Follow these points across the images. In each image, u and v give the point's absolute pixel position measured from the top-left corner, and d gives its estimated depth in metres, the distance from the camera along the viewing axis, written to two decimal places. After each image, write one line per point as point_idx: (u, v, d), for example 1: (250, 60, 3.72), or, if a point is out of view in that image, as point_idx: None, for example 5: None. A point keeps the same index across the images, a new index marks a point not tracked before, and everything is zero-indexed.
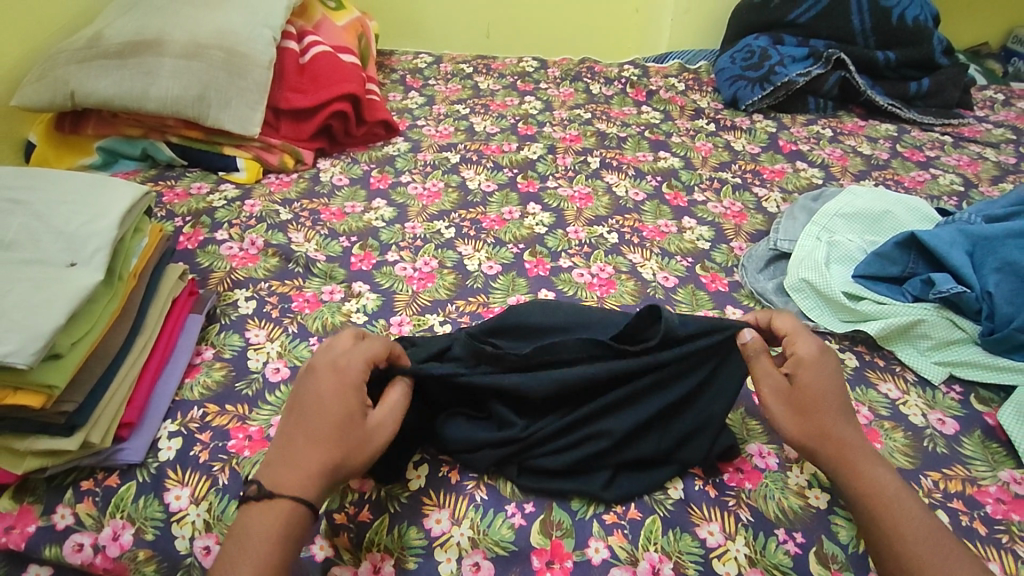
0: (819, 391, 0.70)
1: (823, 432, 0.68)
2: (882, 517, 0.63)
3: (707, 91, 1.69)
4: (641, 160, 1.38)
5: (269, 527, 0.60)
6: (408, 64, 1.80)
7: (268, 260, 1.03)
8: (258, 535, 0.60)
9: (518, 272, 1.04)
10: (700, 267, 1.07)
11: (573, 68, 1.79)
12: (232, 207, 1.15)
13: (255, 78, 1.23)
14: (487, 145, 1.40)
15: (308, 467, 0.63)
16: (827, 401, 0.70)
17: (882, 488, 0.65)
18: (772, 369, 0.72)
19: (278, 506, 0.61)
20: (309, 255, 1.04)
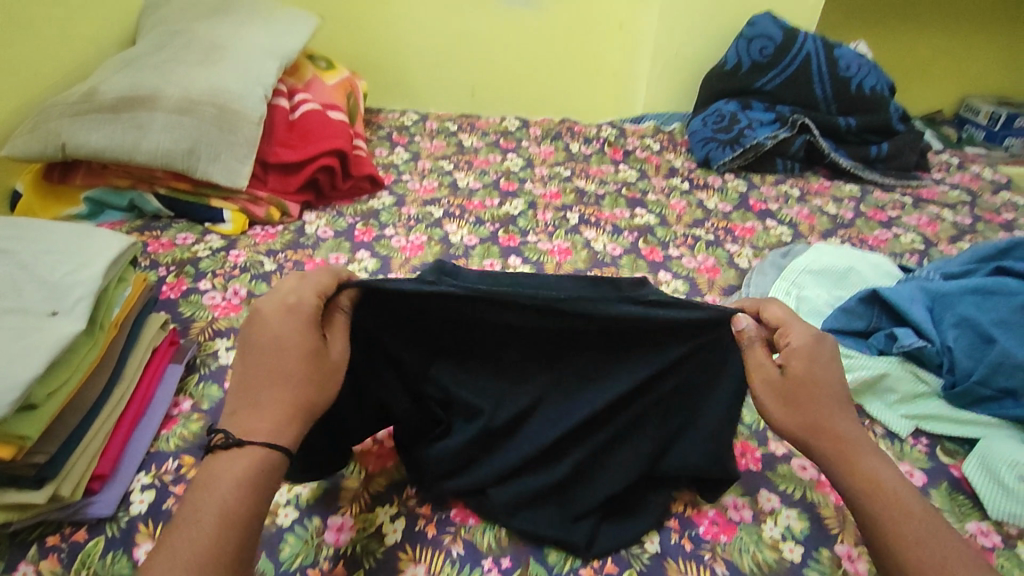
0: (812, 381, 0.71)
1: (817, 424, 0.69)
2: (877, 512, 0.63)
3: (681, 151, 1.78)
4: (618, 216, 1.43)
5: (232, 477, 0.60)
6: (395, 121, 1.87)
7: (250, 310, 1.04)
8: (221, 486, 0.59)
9: None
10: None
11: (554, 127, 1.86)
12: (217, 257, 1.17)
13: (245, 133, 1.27)
14: (470, 200, 1.45)
15: (277, 407, 0.64)
16: (822, 392, 0.70)
17: (881, 481, 0.65)
18: (764, 360, 0.73)
19: (242, 456, 0.61)
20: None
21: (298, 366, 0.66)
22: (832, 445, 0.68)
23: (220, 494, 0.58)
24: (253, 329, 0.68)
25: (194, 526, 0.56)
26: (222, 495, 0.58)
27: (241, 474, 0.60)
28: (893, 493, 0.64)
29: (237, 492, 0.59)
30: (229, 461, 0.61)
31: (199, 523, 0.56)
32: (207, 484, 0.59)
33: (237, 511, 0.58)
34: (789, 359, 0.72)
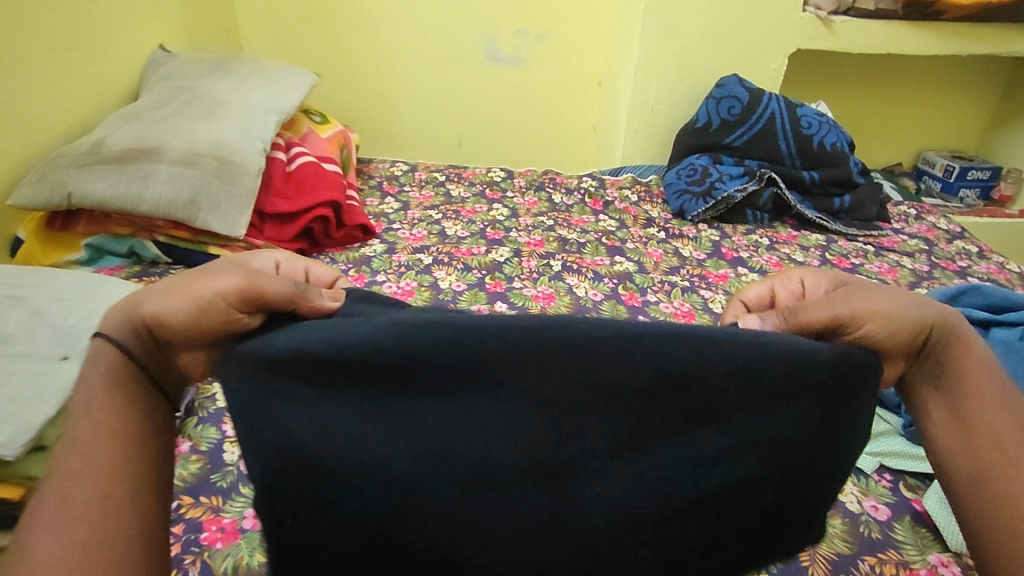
0: (861, 303, 0.61)
1: (887, 330, 0.61)
2: (968, 379, 0.64)
3: (657, 202, 1.88)
4: (599, 264, 1.51)
5: (98, 380, 0.60)
6: (385, 171, 1.95)
7: None
8: (94, 382, 0.60)
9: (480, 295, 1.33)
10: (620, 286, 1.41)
11: (537, 178, 1.96)
12: None
13: (244, 185, 1.33)
14: (458, 248, 1.52)
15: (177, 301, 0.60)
16: (874, 303, 0.62)
17: (972, 355, 0.65)
18: (816, 304, 0.61)
19: (106, 351, 0.61)
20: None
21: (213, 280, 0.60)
22: (929, 343, 0.64)
23: (98, 385, 0.60)
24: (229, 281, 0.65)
25: (82, 421, 0.58)
26: (90, 390, 0.59)
27: (106, 369, 0.60)
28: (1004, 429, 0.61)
29: (102, 381, 0.60)
30: (93, 358, 0.62)
31: (81, 424, 0.57)
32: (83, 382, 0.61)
33: (112, 403, 0.59)
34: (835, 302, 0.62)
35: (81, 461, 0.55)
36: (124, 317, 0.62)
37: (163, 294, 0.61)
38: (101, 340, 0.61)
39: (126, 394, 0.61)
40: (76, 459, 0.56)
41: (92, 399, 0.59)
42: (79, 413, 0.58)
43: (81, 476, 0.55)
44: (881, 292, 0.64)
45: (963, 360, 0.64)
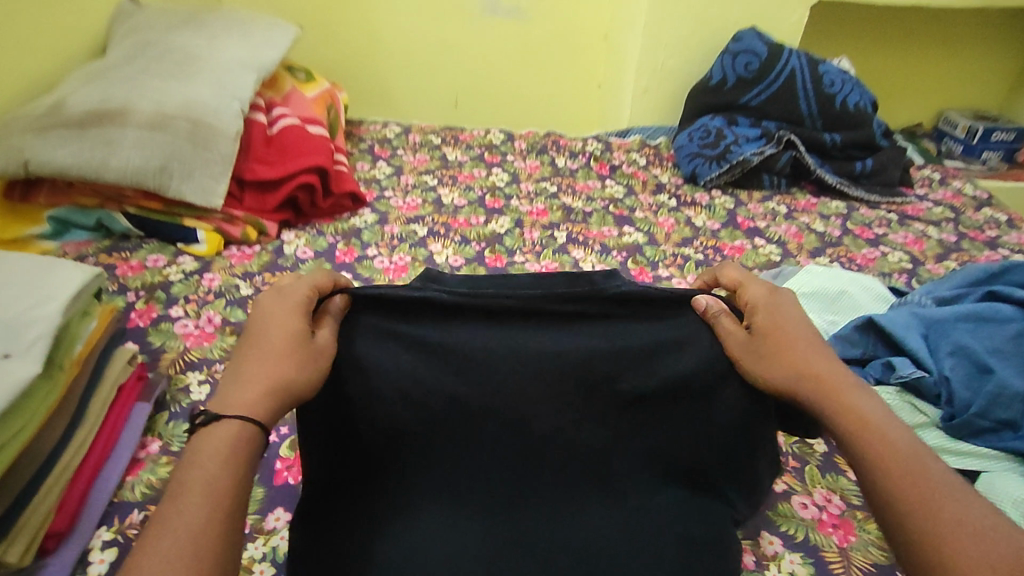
0: (782, 333, 0.71)
1: (800, 369, 0.69)
2: (861, 425, 0.65)
3: (667, 166, 1.76)
4: (607, 235, 1.41)
5: (216, 462, 0.57)
6: (377, 133, 1.82)
7: (225, 339, 0.98)
8: (204, 461, 0.57)
9: (478, 264, 1.28)
10: (631, 262, 1.33)
11: (539, 140, 1.83)
12: (190, 280, 1.11)
13: (220, 149, 1.21)
14: (455, 218, 1.42)
15: (263, 380, 0.63)
16: (789, 334, 0.71)
17: (865, 410, 0.66)
18: (736, 328, 0.71)
19: (239, 433, 0.59)
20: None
21: (285, 344, 0.65)
22: (813, 394, 0.68)
23: (207, 470, 0.56)
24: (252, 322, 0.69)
25: (185, 498, 0.54)
26: (202, 474, 0.56)
27: (224, 448, 0.58)
28: (895, 445, 0.63)
29: (222, 464, 0.57)
30: (208, 438, 0.58)
31: (186, 501, 0.54)
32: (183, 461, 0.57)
33: (224, 484, 0.56)
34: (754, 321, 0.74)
35: (171, 539, 0.51)
36: (256, 403, 0.61)
37: (285, 363, 0.63)
38: (233, 422, 0.59)
39: (241, 476, 0.57)
40: (174, 545, 0.51)
41: (200, 480, 0.55)
42: (184, 492, 0.54)
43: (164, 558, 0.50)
44: (815, 332, 0.73)
45: (844, 408, 0.67)
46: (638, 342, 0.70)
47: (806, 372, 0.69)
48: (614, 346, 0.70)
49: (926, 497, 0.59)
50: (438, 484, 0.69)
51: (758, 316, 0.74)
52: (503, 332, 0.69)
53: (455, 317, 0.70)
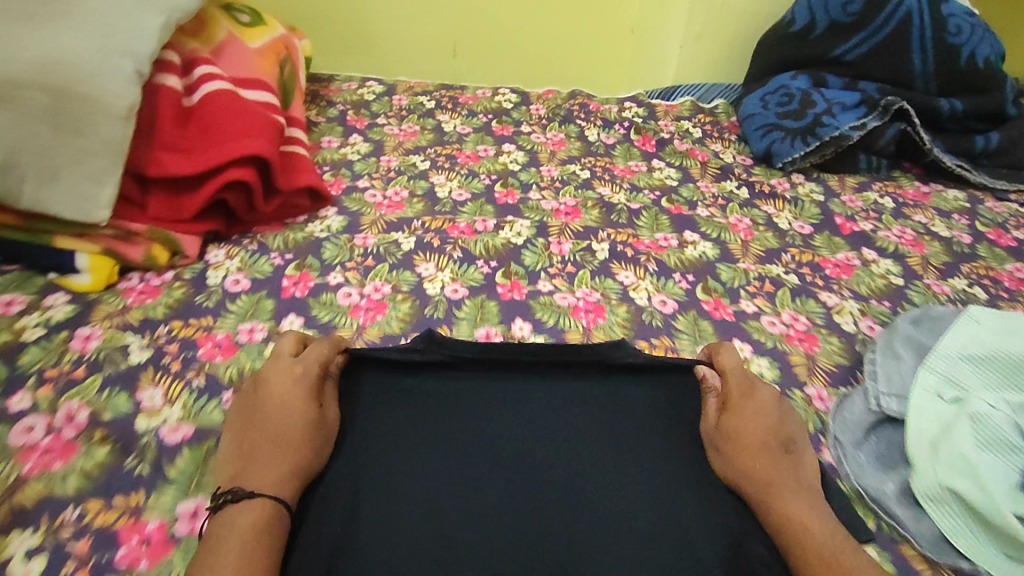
0: (751, 413, 0.74)
1: (753, 470, 0.69)
2: (785, 524, 0.65)
3: (730, 140, 1.35)
4: (663, 247, 1.03)
5: (247, 542, 0.59)
6: (352, 95, 1.42)
7: (93, 452, 0.67)
8: (234, 548, 0.58)
9: (488, 297, 0.92)
10: (702, 290, 0.97)
11: (561, 104, 1.42)
12: (55, 341, 0.77)
13: (101, 134, 0.83)
14: (454, 222, 1.04)
15: (282, 465, 0.65)
16: (759, 419, 0.74)
17: (790, 512, 0.66)
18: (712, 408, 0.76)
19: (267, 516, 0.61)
20: (161, 436, 0.70)
21: (302, 421, 0.69)
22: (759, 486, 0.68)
23: (240, 546, 0.58)
24: (260, 396, 0.72)
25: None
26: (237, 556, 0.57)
27: (253, 529, 0.60)
28: (815, 536, 0.64)
29: (256, 544, 0.59)
30: (238, 519, 0.60)
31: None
32: (219, 541, 0.59)
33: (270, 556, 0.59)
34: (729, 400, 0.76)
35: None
36: (285, 483, 0.64)
37: (300, 447, 0.67)
38: (262, 505, 0.61)
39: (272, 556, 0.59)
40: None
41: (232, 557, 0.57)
42: (222, 568, 0.56)
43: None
44: (778, 403, 0.77)
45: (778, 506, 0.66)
46: (608, 397, 0.77)
47: (747, 471, 0.69)
48: (583, 393, 0.78)
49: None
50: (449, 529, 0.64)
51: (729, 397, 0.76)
52: (488, 384, 0.78)
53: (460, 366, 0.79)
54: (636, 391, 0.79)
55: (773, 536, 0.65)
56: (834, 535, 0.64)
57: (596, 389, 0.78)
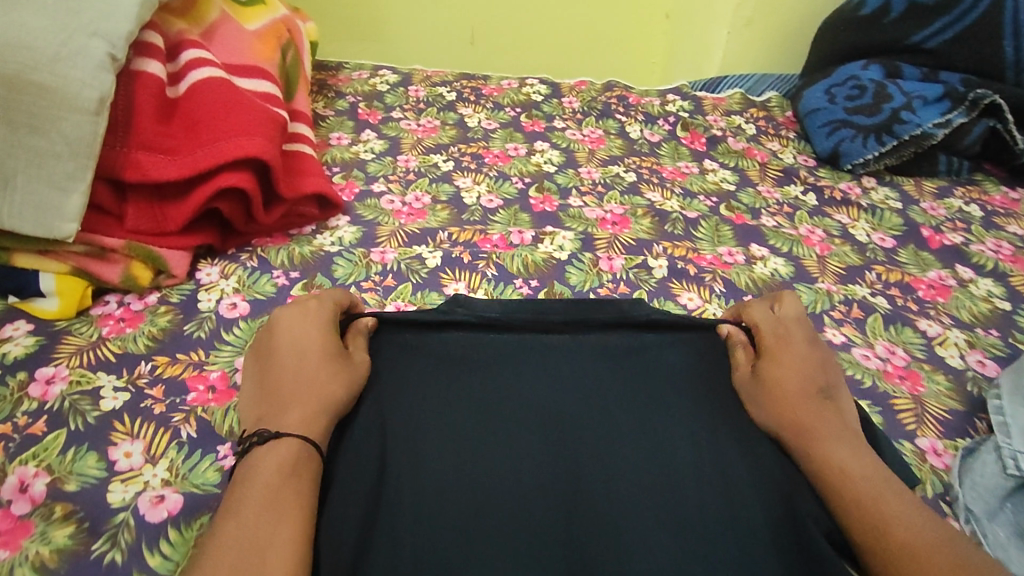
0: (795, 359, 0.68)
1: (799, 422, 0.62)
2: (831, 484, 0.56)
3: (788, 138, 1.21)
4: (729, 263, 0.89)
5: (278, 478, 0.52)
6: (363, 85, 1.27)
7: (53, 532, 0.53)
8: (268, 487, 0.52)
9: None
10: None
11: (597, 97, 1.28)
12: (10, 386, 0.62)
13: (66, 130, 0.69)
14: (485, 234, 0.90)
15: (311, 400, 0.59)
16: (802, 366, 0.68)
17: (846, 467, 0.57)
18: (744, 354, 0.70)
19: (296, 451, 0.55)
20: (139, 510, 0.55)
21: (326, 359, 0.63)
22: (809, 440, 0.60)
23: (271, 486, 0.52)
24: (270, 339, 0.66)
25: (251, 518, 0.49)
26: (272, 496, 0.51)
27: (274, 474, 0.53)
28: (868, 490, 0.55)
29: (290, 480, 0.52)
30: (265, 458, 0.54)
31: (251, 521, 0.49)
32: (247, 482, 0.52)
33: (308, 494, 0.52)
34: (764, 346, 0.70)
35: (235, 543, 0.47)
36: (315, 418, 0.58)
37: (322, 386, 0.60)
38: (298, 443, 0.55)
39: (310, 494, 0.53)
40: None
41: (267, 497, 0.51)
42: (250, 509, 0.50)
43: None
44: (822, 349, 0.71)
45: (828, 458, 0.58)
46: (664, 368, 0.67)
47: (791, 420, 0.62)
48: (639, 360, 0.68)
49: (882, 525, 0.52)
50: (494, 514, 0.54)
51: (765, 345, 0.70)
52: (528, 348, 0.67)
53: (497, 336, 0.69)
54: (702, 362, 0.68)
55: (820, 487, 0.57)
56: (876, 473, 0.57)
57: (687, 433, 0.62)
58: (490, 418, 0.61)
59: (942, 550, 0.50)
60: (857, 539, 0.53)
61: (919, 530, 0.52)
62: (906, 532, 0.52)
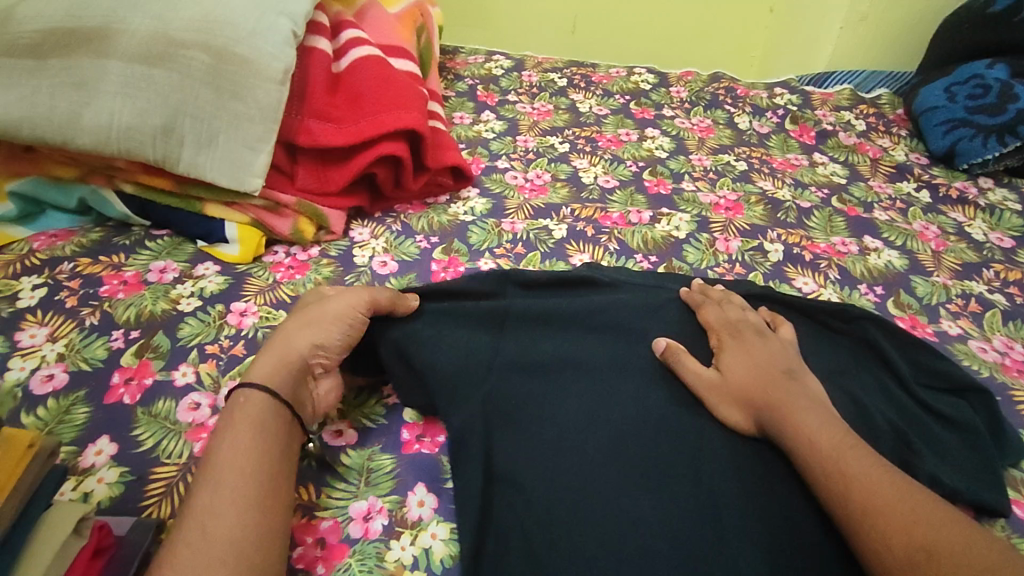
0: (740, 371, 0.66)
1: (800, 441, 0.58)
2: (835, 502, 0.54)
3: (900, 135, 1.21)
4: (843, 253, 0.92)
5: (245, 438, 0.53)
6: (479, 69, 1.34)
7: None
8: (225, 449, 0.51)
9: None
10: (893, 304, 0.84)
11: (705, 88, 1.31)
12: (211, 314, 0.74)
13: (258, 97, 0.77)
14: (606, 212, 0.95)
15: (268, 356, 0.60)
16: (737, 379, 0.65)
17: (845, 493, 0.53)
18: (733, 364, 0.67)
19: (249, 404, 0.55)
20: (324, 439, 0.64)
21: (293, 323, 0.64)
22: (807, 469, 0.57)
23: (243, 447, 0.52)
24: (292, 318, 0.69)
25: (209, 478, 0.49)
26: (251, 467, 0.51)
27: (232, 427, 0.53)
28: (872, 509, 0.51)
29: (255, 449, 0.52)
30: (232, 417, 0.54)
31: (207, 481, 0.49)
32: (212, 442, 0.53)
33: (273, 459, 0.52)
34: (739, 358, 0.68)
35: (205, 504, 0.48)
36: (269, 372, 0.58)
37: (288, 334, 0.62)
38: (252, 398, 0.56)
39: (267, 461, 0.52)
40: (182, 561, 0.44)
41: (229, 459, 0.51)
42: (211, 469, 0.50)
43: (205, 558, 0.45)
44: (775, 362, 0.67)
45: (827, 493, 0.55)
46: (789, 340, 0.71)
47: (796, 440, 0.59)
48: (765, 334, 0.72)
49: (845, 492, 0.53)
50: (636, 455, 0.60)
51: (739, 358, 0.68)
52: (656, 328, 0.73)
53: (628, 305, 0.75)
54: (818, 350, 0.74)
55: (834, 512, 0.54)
56: (867, 492, 0.52)
57: None
58: (626, 376, 0.67)
59: (915, 555, 0.47)
60: (843, 508, 0.53)
61: (898, 505, 0.51)
62: (867, 494, 0.52)
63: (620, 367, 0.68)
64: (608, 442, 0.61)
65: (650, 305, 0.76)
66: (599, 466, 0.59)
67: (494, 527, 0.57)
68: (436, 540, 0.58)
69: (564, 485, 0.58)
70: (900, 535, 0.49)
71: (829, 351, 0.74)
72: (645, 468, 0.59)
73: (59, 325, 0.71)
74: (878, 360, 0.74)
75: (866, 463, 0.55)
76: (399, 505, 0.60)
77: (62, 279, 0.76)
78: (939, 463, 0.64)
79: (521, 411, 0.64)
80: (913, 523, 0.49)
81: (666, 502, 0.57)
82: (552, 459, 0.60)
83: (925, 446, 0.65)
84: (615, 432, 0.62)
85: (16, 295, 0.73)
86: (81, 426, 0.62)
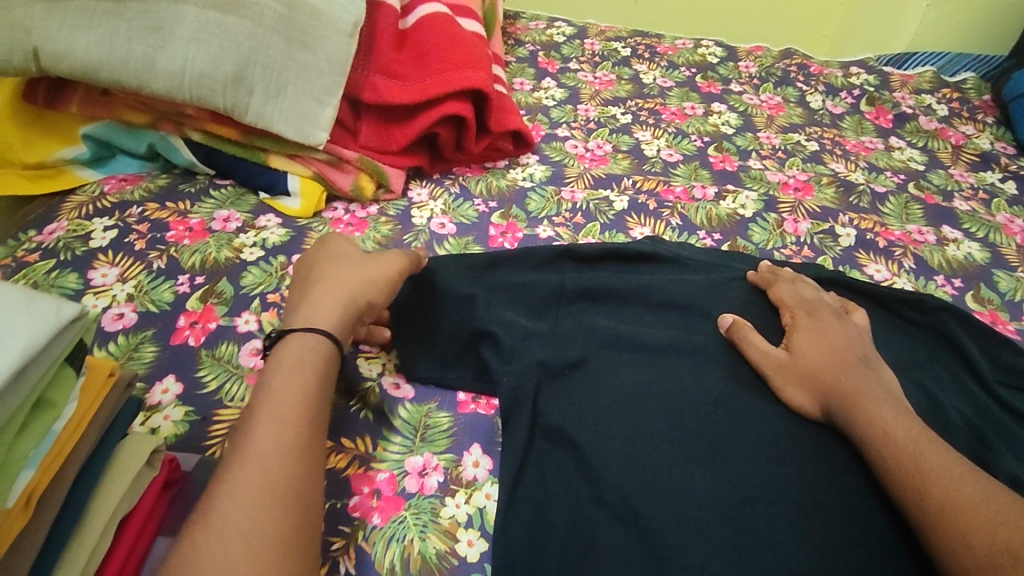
0: (814, 353, 0.64)
1: (886, 435, 0.55)
2: (907, 492, 0.52)
3: (985, 123, 1.14)
4: (919, 241, 0.87)
5: (297, 390, 0.50)
6: (540, 35, 1.30)
7: None
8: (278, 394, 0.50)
9: None
10: (972, 297, 0.80)
11: (776, 65, 1.25)
12: (273, 265, 0.75)
13: (329, 53, 0.78)
14: (668, 186, 0.93)
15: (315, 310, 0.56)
16: (816, 363, 0.63)
17: (927, 487, 0.51)
18: (807, 346, 0.64)
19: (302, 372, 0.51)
20: (382, 393, 0.64)
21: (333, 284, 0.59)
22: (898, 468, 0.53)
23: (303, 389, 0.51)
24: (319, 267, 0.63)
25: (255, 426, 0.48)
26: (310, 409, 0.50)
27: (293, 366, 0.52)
28: (955, 505, 0.49)
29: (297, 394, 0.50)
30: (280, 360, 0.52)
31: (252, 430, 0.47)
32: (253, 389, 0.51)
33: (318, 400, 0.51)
34: (808, 342, 0.65)
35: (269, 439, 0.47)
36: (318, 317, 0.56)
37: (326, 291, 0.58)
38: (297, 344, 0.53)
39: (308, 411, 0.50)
40: (248, 522, 0.42)
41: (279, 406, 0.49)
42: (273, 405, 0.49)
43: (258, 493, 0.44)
44: (864, 355, 0.63)
45: (902, 483, 0.52)
46: (864, 324, 0.69)
47: (883, 434, 0.55)
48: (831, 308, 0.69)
49: (921, 489, 0.51)
50: (694, 431, 0.59)
51: (813, 339, 0.65)
52: (719, 306, 0.71)
53: (689, 283, 0.73)
54: (891, 339, 0.70)
55: (907, 506, 0.52)
56: (951, 492, 0.50)
57: None
58: (687, 353, 0.65)
59: (1000, 558, 0.44)
60: (917, 502, 0.51)
61: (984, 507, 0.48)
62: (947, 492, 0.50)
63: (680, 343, 0.66)
64: (666, 417, 0.60)
65: (713, 283, 0.74)
66: (656, 439, 0.58)
67: (544, 492, 0.57)
68: (490, 501, 0.58)
69: (618, 456, 0.57)
70: (981, 535, 0.46)
71: (903, 341, 0.71)
72: (705, 444, 0.58)
73: (128, 266, 0.72)
74: (957, 352, 0.70)
75: (947, 459, 0.52)
76: (455, 467, 0.60)
77: (131, 223, 0.77)
78: (1017, 463, 0.60)
79: (576, 379, 0.64)
80: (999, 524, 0.46)
81: (725, 480, 0.56)
82: (607, 430, 0.59)
83: (1002, 446, 0.62)
84: (673, 407, 0.60)
85: (89, 235, 0.75)
86: (148, 363, 0.64)
